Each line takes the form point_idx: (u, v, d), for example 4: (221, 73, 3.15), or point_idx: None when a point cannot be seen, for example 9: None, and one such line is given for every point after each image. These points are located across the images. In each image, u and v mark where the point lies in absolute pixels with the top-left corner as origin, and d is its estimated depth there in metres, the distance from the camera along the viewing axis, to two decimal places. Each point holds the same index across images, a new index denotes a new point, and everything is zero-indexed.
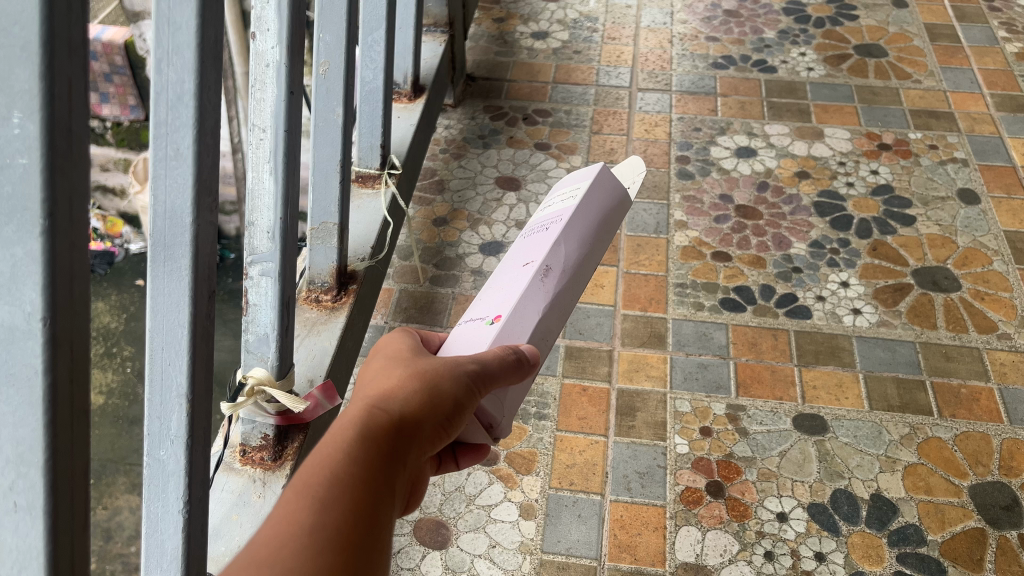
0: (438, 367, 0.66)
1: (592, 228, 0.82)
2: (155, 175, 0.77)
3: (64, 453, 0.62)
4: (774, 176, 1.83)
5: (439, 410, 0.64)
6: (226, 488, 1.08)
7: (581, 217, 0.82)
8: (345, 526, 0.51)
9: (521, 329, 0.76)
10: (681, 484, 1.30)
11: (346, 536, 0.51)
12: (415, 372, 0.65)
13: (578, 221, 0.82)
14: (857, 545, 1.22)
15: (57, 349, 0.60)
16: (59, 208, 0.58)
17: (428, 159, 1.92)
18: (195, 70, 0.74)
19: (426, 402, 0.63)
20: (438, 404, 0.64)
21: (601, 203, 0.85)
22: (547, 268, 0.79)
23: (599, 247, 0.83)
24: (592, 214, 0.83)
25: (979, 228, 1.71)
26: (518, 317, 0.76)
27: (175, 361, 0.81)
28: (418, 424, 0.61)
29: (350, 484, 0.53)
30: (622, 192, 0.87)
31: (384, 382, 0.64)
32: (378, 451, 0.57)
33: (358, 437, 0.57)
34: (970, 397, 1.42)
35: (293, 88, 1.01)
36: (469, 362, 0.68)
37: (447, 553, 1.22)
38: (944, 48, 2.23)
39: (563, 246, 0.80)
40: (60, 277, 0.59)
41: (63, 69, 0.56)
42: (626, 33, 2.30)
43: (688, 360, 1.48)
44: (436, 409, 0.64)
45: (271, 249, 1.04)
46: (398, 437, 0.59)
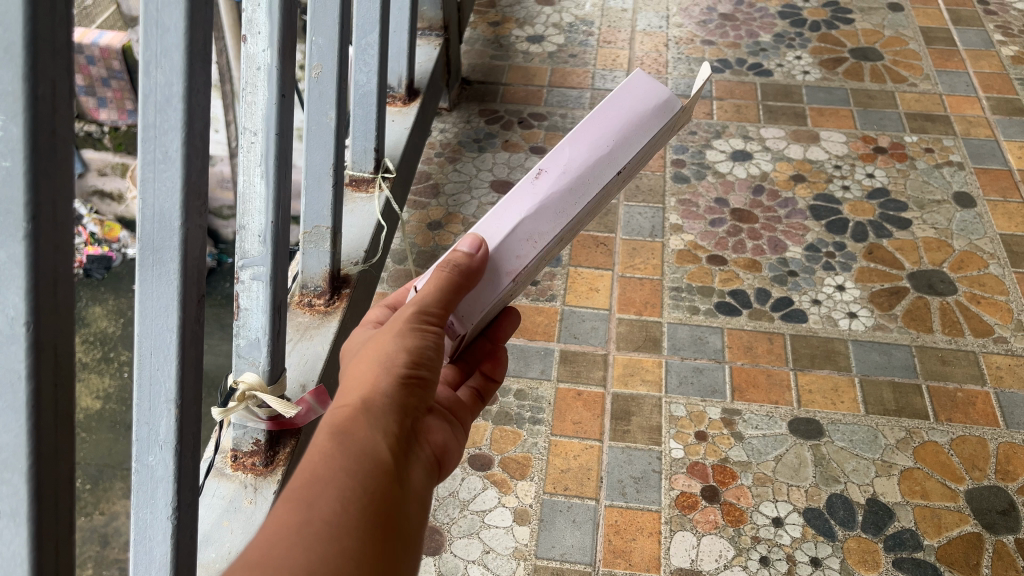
0: (392, 331, 0.62)
1: (607, 138, 0.77)
2: (144, 179, 0.76)
3: (48, 460, 0.61)
4: (770, 179, 1.83)
5: (414, 375, 0.59)
6: (217, 494, 1.07)
7: (600, 118, 0.77)
8: (340, 510, 0.46)
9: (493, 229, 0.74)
10: (676, 489, 1.29)
11: (350, 524, 0.45)
12: (372, 349, 0.60)
13: (597, 123, 0.77)
14: (853, 550, 1.22)
15: (40, 353, 0.59)
16: (43, 211, 0.57)
17: (423, 163, 1.91)
18: (183, 72, 0.73)
19: (390, 365, 0.58)
20: (412, 369, 0.59)
21: (632, 107, 0.78)
22: (541, 171, 0.76)
23: (624, 150, 0.77)
24: (616, 118, 0.77)
25: (975, 232, 1.71)
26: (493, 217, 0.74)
27: (164, 366, 0.81)
28: (397, 396, 0.57)
29: (330, 473, 0.48)
30: (667, 94, 0.79)
31: (349, 372, 0.59)
32: (358, 433, 0.52)
33: (330, 430, 0.51)
34: (966, 401, 1.41)
35: (285, 91, 1.01)
36: (419, 307, 0.64)
37: (440, 558, 1.21)
38: (940, 51, 2.23)
39: (567, 149, 0.76)
40: (44, 281, 0.58)
41: (47, 70, 0.56)
42: (622, 36, 2.30)
43: (684, 364, 1.47)
44: (411, 375, 0.59)
45: (263, 253, 1.03)
46: (370, 410, 0.54)
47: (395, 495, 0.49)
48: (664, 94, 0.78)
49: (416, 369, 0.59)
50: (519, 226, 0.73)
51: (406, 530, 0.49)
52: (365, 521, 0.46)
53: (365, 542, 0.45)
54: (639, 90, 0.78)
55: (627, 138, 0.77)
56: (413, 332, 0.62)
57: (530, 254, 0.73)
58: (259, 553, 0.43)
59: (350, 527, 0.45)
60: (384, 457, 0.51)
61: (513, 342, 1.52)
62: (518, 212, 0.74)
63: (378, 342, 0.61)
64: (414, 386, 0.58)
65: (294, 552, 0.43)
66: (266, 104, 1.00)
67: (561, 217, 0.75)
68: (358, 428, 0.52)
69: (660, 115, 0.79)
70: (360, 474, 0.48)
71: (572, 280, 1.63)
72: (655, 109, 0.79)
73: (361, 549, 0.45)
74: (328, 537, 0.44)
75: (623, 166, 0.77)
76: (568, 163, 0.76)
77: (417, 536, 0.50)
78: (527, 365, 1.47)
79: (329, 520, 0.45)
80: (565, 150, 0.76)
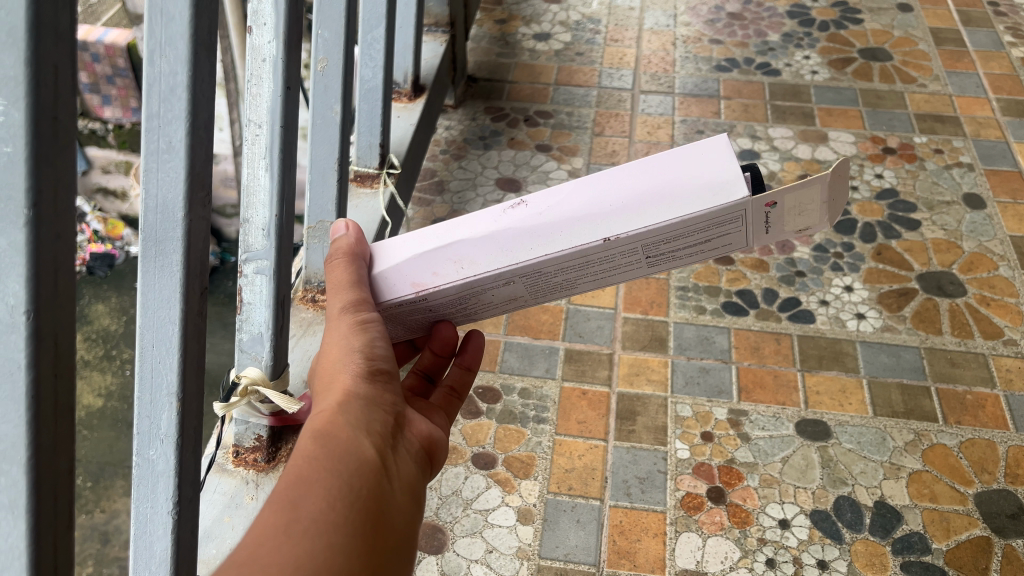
0: (355, 344, 0.65)
1: (617, 198, 0.72)
2: (147, 169, 0.75)
3: (48, 452, 0.60)
4: (778, 179, 1.81)
5: (384, 385, 0.62)
6: (218, 490, 1.06)
7: (626, 175, 0.72)
8: (328, 506, 0.48)
9: (412, 245, 0.77)
10: (681, 490, 1.28)
11: (341, 525, 0.48)
12: (337, 357, 0.64)
13: (615, 185, 0.72)
14: (860, 553, 1.20)
15: (40, 343, 0.58)
16: (43, 198, 0.56)
17: (428, 159, 1.90)
18: (188, 61, 0.72)
19: (355, 370, 0.62)
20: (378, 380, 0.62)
21: (677, 175, 0.71)
22: (523, 203, 0.75)
23: (622, 219, 0.71)
24: (650, 183, 0.71)
25: (984, 234, 1.69)
26: (423, 233, 0.78)
27: (165, 359, 0.79)
28: (373, 402, 0.60)
29: (316, 472, 0.50)
30: (727, 176, 0.69)
31: (320, 383, 0.62)
32: (341, 435, 0.54)
33: (313, 434, 0.53)
34: (975, 403, 1.40)
35: (290, 84, 0.99)
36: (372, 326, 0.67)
37: (443, 558, 1.20)
38: (950, 52, 2.22)
39: (566, 192, 0.74)
40: (44, 269, 0.57)
41: (50, 55, 0.54)
42: (629, 35, 2.29)
43: (690, 364, 1.46)
44: (380, 385, 0.62)
45: (265, 247, 1.02)
46: (348, 411, 0.57)
47: (380, 489, 0.52)
48: (727, 177, 0.69)
49: (381, 374, 0.63)
50: (452, 246, 0.76)
51: (392, 523, 0.51)
52: (352, 516, 0.49)
53: (354, 535, 0.48)
54: (703, 168, 0.70)
55: (636, 212, 0.71)
56: (364, 334, 0.66)
57: (449, 275, 0.76)
58: (254, 551, 0.45)
59: (342, 527, 0.48)
60: (369, 453, 0.54)
61: (517, 340, 1.50)
62: (468, 233, 0.76)
63: (342, 350, 0.64)
64: (386, 391, 0.61)
65: (286, 548, 0.46)
66: (271, 97, 0.99)
67: (507, 257, 0.75)
68: (341, 428, 0.55)
69: (705, 198, 0.70)
70: (345, 470, 0.51)
71: None
72: (701, 188, 0.70)
73: (351, 543, 0.48)
74: (318, 533, 0.47)
75: (611, 235, 0.72)
76: (554, 205, 0.74)
77: (404, 530, 0.52)
78: (532, 364, 1.46)
79: (317, 516, 0.48)
80: (562, 199, 0.74)
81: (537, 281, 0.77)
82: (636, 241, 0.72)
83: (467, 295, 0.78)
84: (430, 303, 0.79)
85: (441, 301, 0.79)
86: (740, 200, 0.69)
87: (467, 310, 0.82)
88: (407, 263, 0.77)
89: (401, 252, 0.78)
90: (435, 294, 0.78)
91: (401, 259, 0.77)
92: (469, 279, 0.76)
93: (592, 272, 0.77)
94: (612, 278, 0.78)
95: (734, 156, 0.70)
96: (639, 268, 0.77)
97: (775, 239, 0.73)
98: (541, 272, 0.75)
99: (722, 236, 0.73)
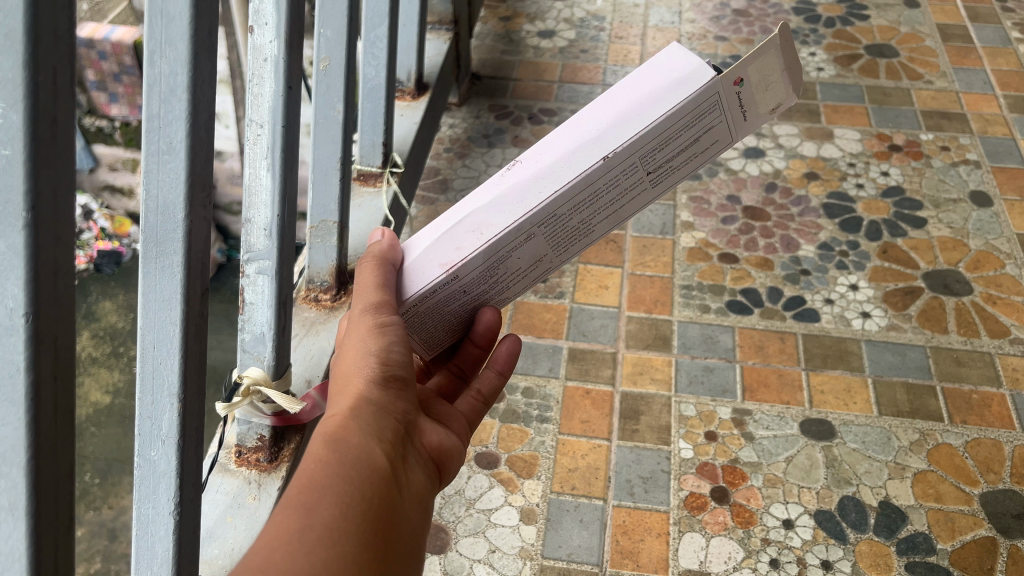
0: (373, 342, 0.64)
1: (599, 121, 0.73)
2: (148, 170, 0.75)
3: (47, 453, 0.60)
4: (783, 177, 1.80)
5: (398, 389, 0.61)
6: (221, 490, 1.06)
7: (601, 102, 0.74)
8: (341, 514, 0.48)
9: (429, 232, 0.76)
10: (685, 490, 1.27)
11: (352, 533, 0.48)
12: (352, 356, 0.63)
13: (598, 110, 0.73)
14: (864, 554, 1.19)
15: (40, 345, 0.58)
16: (42, 200, 0.56)
17: (432, 158, 1.90)
18: (188, 62, 0.72)
19: (371, 371, 0.61)
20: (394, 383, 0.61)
21: (650, 82, 0.72)
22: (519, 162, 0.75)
23: (612, 136, 0.72)
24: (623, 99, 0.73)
25: (991, 232, 1.68)
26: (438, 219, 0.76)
27: (166, 360, 0.79)
28: (386, 406, 0.59)
29: (328, 478, 0.50)
30: (693, 64, 0.71)
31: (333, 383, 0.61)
32: (353, 442, 0.53)
33: (325, 439, 0.53)
34: (981, 403, 1.39)
35: (292, 83, 0.99)
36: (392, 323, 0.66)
37: (446, 557, 1.20)
38: (957, 49, 2.20)
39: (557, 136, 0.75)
40: (43, 272, 0.57)
41: (48, 57, 0.54)
42: (634, 32, 2.28)
43: (694, 363, 1.45)
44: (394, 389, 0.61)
45: (268, 247, 1.02)
46: (359, 417, 0.56)
47: (390, 497, 0.52)
48: (693, 65, 0.71)
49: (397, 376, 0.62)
50: (470, 215, 0.74)
51: (401, 534, 0.51)
52: (363, 526, 0.48)
53: (364, 545, 0.48)
54: (661, 66, 0.72)
55: (621, 127, 0.72)
56: (385, 334, 0.65)
57: (473, 246, 0.74)
58: (267, 558, 0.45)
59: (353, 536, 0.48)
60: (378, 460, 0.53)
61: (521, 339, 1.50)
62: (477, 203, 0.75)
63: (359, 349, 0.63)
64: (398, 396, 0.61)
65: (300, 556, 0.45)
66: (272, 97, 0.99)
67: (519, 208, 0.74)
68: (351, 434, 0.54)
69: (678, 90, 0.72)
70: (356, 477, 0.51)
71: (581, 277, 1.61)
72: (672, 83, 0.72)
73: (362, 555, 0.47)
74: (330, 542, 0.47)
75: (608, 152, 0.72)
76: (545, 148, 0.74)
77: (411, 543, 0.52)
78: (535, 363, 1.46)
79: (329, 524, 0.47)
80: (554, 140, 0.74)
81: (557, 229, 0.76)
82: (633, 153, 0.72)
83: (495, 266, 0.76)
84: (459, 286, 0.76)
85: (470, 281, 0.76)
86: (711, 81, 0.71)
87: (502, 288, 0.79)
88: (429, 248, 0.75)
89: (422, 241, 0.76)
90: (466, 270, 0.75)
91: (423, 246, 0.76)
92: (493, 241, 0.74)
93: (604, 206, 0.76)
94: (624, 211, 0.77)
95: (691, 51, 0.72)
96: (646, 191, 0.77)
97: (755, 126, 0.75)
98: (555, 215, 0.74)
99: (709, 133, 0.74)
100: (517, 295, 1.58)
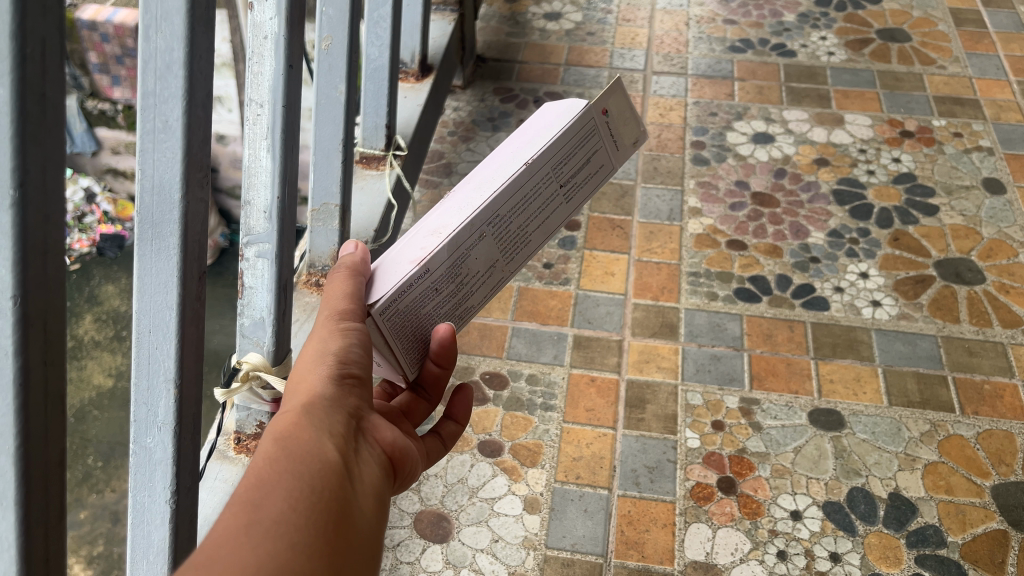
0: (329, 335, 0.63)
1: (518, 139, 0.78)
2: (143, 149, 0.72)
3: (37, 441, 0.58)
4: (792, 163, 1.77)
5: (356, 387, 0.60)
6: (220, 477, 1.04)
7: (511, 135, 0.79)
8: (289, 507, 0.46)
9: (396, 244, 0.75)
10: (691, 480, 1.25)
11: (302, 524, 0.46)
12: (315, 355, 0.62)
13: (511, 138, 0.79)
14: (874, 546, 1.17)
15: (28, 329, 0.55)
16: (31, 177, 0.53)
17: (436, 141, 1.87)
18: (185, 37, 0.70)
19: (326, 369, 0.60)
20: (352, 380, 0.60)
21: (540, 117, 0.79)
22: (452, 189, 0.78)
23: (529, 146, 0.77)
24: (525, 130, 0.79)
25: (1005, 219, 1.65)
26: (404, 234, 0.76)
27: (162, 345, 0.77)
28: (343, 401, 0.58)
29: (277, 473, 0.48)
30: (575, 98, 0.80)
31: (290, 379, 0.60)
32: (302, 436, 0.52)
33: (274, 435, 0.51)
34: (993, 393, 1.36)
35: (292, 62, 0.96)
36: (344, 308, 0.66)
37: (448, 547, 1.18)
38: (970, 33, 2.16)
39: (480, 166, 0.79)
40: (32, 253, 0.54)
41: (37, 29, 0.52)
42: (641, 14, 2.24)
43: (701, 351, 1.43)
44: (353, 388, 0.60)
45: (268, 230, 1.00)
46: (312, 413, 0.54)
47: (342, 491, 0.50)
48: (569, 100, 0.80)
49: (354, 371, 0.61)
50: (421, 227, 0.74)
51: (358, 526, 0.49)
52: (314, 518, 0.46)
53: (317, 536, 0.46)
54: (551, 104, 0.80)
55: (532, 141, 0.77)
56: (347, 336, 0.64)
57: (431, 246, 0.72)
58: (212, 555, 0.42)
59: (303, 526, 0.46)
60: (330, 455, 0.51)
61: (526, 326, 1.48)
62: (423, 220, 0.75)
63: (316, 347, 0.62)
64: (355, 391, 0.59)
65: (247, 550, 0.43)
66: (272, 75, 0.96)
67: (466, 209, 0.74)
68: (303, 431, 0.53)
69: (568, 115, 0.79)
70: (305, 473, 0.49)
71: (587, 264, 1.58)
72: (559, 117, 0.78)
73: (314, 547, 0.45)
74: (278, 535, 0.44)
75: (529, 157, 0.76)
76: (476, 170, 0.77)
77: (369, 536, 0.50)
78: (540, 350, 1.44)
79: (277, 518, 0.45)
80: (482, 161, 0.77)
81: (502, 234, 0.76)
82: (549, 161, 0.77)
83: (455, 267, 0.74)
84: (430, 284, 0.73)
85: (438, 279, 0.73)
86: (591, 108, 0.79)
87: (459, 299, 0.75)
88: (388, 260, 0.73)
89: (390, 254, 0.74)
90: (432, 269, 0.72)
91: (391, 256, 0.74)
92: (451, 236, 0.72)
93: (535, 212, 0.78)
94: (550, 223, 0.79)
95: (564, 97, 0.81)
96: (567, 211, 0.80)
97: (626, 154, 0.83)
98: (498, 213, 0.75)
99: (595, 155, 0.81)
100: (522, 281, 1.56)
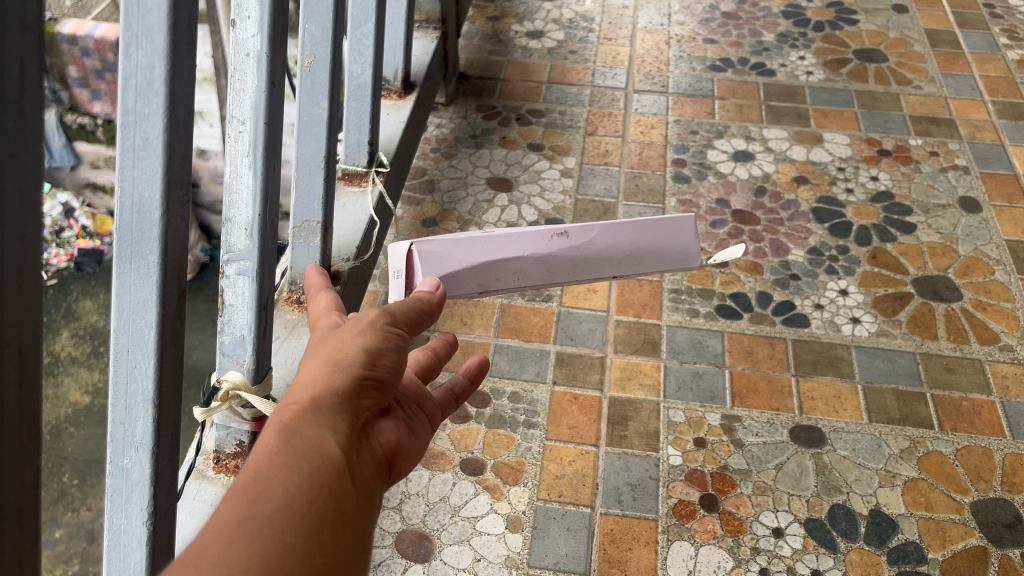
0: (352, 331, 0.60)
1: (633, 246, 0.88)
2: (123, 166, 0.71)
3: (12, 463, 0.57)
4: (772, 181, 1.79)
5: (372, 385, 0.57)
6: (198, 497, 1.03)
7: (634, 229, 0.88)
8: (284, 504, 0.44)
9: (484, 253, 0.85)
10: (674, 497, 1.25)
11: (297, 521, 0.44)
12: (331, 347, 0.59)
13: (631, 236, 0.88)
14: (855, 563, 1.18)
15: (4, 350, 0.54)
16: (7, 195, 0.53)
17: (418, 158, 1.87)
18: (166, 55, 0.69)
19: (344, 365, 0.57)
20: (369, 377, 0.57)
21: (665, 243, 0.89)
22: (565, 234, 0.87)
23: (630, 268, 0.89)
24: (647, 237, 0.89)
25: (980, 237, 1.67)
26: (498, 240, 0.86)
27: (141, 364, 0.76)
28: (354, 397, 0.55)
29: (274, 469, 0.46)
30: (691, 249, 0.90)
31: (303, 370, 0.58)
32: (308, 432, 0.50)
33: (279, 429, 0.49)
34: (971, 410, 1.38)
35: (275, 79, 0.95)
36: (380, 310, 0.63)
37: (429, 566, 1.17)
38: (945, 54, 2.20)
39: (598, 232, 0.88)
40: (7, 272, 0.53)
41: (15, 46, 0.51)
42: (623, 33, 2.27)
43: (683, 368, 1.43)
44: (368, 385, 0.57)
45: (249, 248, 0.99)
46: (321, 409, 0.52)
47: (339, 490, 0.47)
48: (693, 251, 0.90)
49: (377, 366, 0.58)
50: (507, 264, 0.86)
51: (352, 526, 0.47)
52: (308, 514, 0.44)
53: (306, 534, 0.44)
54: (682, 241, 0.90)
55: (636, 262, 0.89)
56: (369, 331, 0.61)
57: (497, 285, 0.87)
58: (204, 550, 0.41)
59: (296, 524, 0.44)
60: (331, 452, 0.49)
61: (508, 343, 1.47)
62: (518, 252, 0.86)
63: (336, 341, 0.59)
64: (371, 388, 0.57)
65: (236, 549, 0.41)
66: (254, 92, 0.95)
67: (546, 278, 0.88)
68: (307, 426, 0.50)
69: (676, 261, 0.90)
70: (304, 469, 0.47)
71: None
72: (675, 255, 0.90)
73: (302, 545, 0.43)
74: (270, 533, 0.42)
75: (618, 275, 0.90)
76: (586, 242, 0.88)
77: (362, 535, 0.47)
78: (522, 367, 1.43)
79: (271, 514, 0.43)
80: (593, 241, 0.88)
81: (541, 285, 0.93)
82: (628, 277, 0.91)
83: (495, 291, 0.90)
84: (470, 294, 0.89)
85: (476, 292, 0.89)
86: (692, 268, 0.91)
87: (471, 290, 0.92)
88: (465, 271, 0.85)
89: (473, 255, 0.85)
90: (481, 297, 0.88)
91: (471, 259, 0.85)
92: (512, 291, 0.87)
93: None
94: None
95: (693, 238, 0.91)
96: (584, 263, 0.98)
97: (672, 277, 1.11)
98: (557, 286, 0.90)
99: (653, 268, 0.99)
100: (505, 298, 1.55)
